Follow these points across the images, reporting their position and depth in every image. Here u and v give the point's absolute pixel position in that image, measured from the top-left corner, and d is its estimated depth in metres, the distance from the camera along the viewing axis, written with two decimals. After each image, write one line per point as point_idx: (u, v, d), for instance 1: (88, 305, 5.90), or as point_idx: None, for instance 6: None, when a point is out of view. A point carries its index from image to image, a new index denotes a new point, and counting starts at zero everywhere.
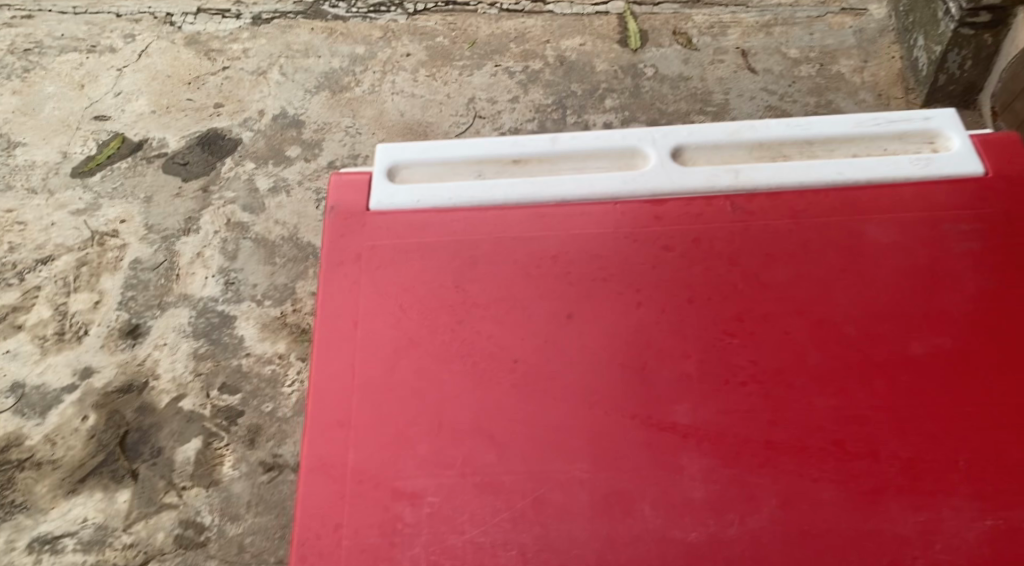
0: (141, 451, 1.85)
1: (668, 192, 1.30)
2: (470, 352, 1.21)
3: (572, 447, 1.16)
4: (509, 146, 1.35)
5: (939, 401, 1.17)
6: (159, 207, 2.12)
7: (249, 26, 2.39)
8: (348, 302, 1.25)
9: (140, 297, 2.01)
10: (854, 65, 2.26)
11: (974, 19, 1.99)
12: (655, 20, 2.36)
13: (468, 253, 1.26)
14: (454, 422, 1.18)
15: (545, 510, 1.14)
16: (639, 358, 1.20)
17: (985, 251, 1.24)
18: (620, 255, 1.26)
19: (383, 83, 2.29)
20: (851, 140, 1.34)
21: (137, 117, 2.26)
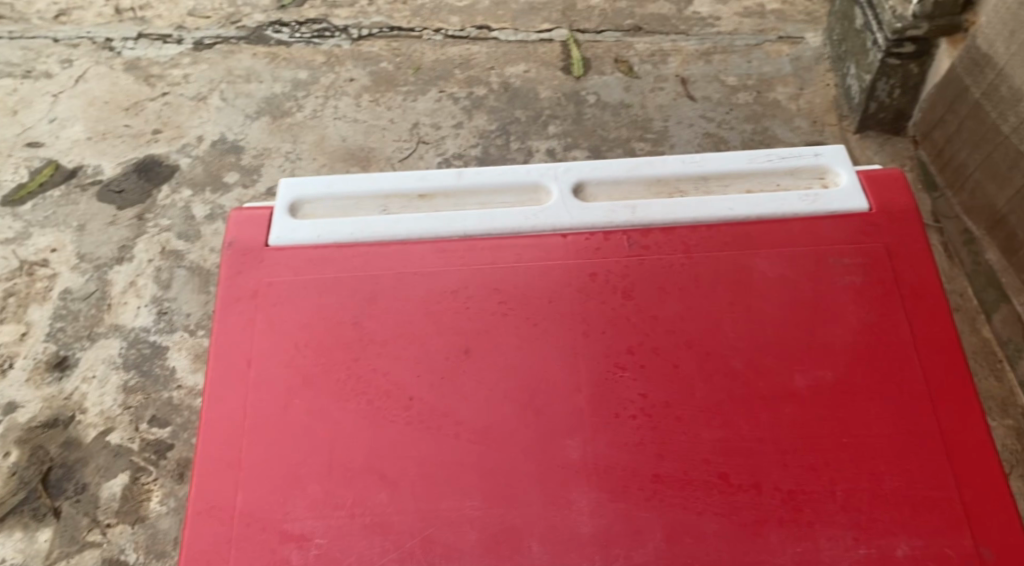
0: (64, 488, 1.79)
1: (566, 227, 1.31)
2: (362, 390, 1.20)
3: (463, 484, 1.15)
4: (415, 181, 1.36)
5: (821, 432, 1.17)
6: (91, 236, 2.07)
7: (190, 51, 2.37)
8: (243, 340, 1.23)
9: (70, 328, 1.95)
10: (790, 92, 2.28)
11: (899, 50, 2.01)
12: (598, 48, 2.38)
13: (365, 289, 1.26)
14: (344, 461, 1.16)
15: (433, 550, 1.12)
16: (533, 393, 1.19)
17: (868, 285, 1.26)
18: (519, 289, 1.26)
19: (325, 108, 2.27)
20: (745, 175, 1.37)
21: (72, 143, 2.21)
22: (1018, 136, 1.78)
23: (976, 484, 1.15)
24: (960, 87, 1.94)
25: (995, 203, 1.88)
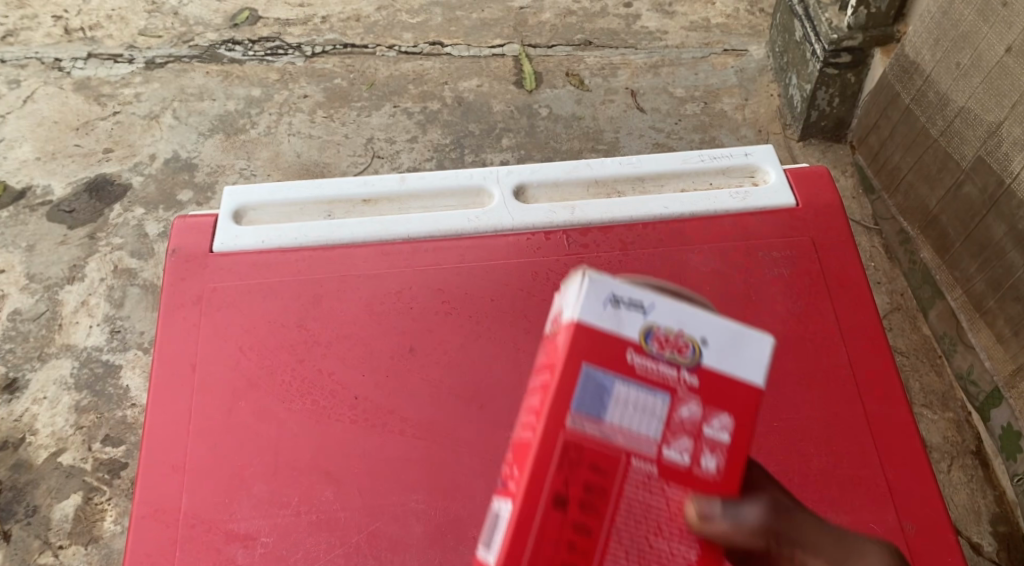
0: (14, 511, 1.77)
1: (507, 227, 1.35)
2: (307, 390, 1.21)
3: (409, 479, 1.17)
4: (359, 186, 1.39)
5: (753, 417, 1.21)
6: (41, 256, 2.06)
7: (142, 70, 2.37)
8: (189, 346, 1.25)
9: (20, 349, 1.94)
10: (736, 102, 2.35)
11: (837, 60, 2.08)
12: (550, 62, 2.42)
13: (311, 292, 1.29)
14: (290, 460, 1.17)
15: (379, 543, 1.13)
16: (477, 389, 1.22)
17: (796, 276, 1.31)
18: (461, 289, 1.29)
19: (280, 124, 2.29)
20: (679, 176, 1.43)
21: (20, 163, 2.20)
22: (946, 138, 1.84)
23: (899, 462, 1.20)
24: (891, 94, 2.02)
25: (927, 203, 1.92)
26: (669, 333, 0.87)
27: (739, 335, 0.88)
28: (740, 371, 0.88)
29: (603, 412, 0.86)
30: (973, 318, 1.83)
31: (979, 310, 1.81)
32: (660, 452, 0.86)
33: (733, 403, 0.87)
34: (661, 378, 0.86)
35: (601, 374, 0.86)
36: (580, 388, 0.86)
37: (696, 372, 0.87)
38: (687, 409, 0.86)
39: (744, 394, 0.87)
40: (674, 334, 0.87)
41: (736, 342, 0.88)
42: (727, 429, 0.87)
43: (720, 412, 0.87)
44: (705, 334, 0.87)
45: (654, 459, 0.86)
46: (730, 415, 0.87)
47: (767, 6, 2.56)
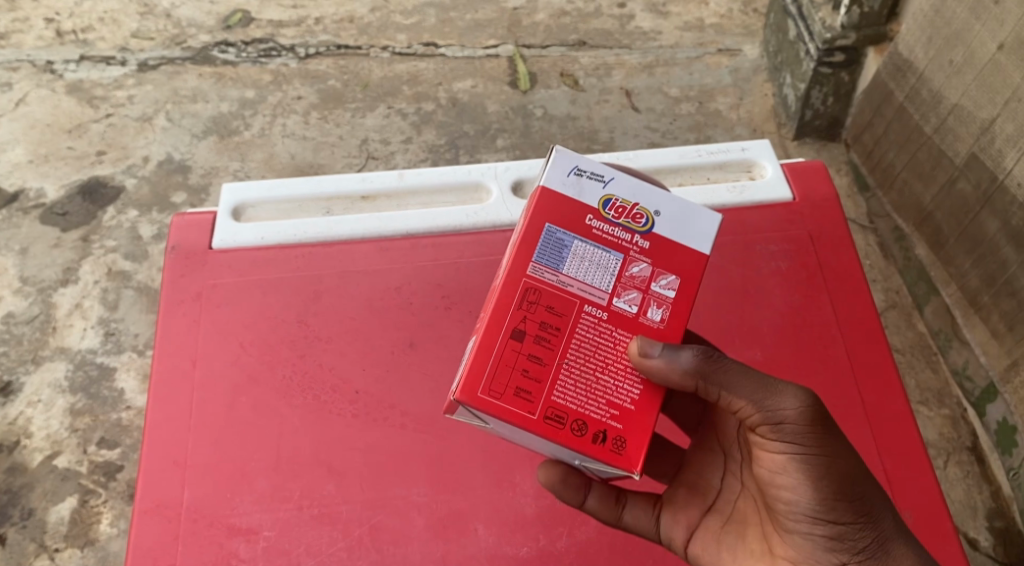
0: (9, 515, 1.75)
1: (506, 224, 1.35)
2: (308, 385, 1.21)
3: (410, 473, 1.16)
4: (357, 183, 1.39)
5: None
6: (35, 258, 2.05)
7: (134, 72, 2.36)
8: (188, 341, 1.24)
9: (13, 352, 1.93)
10: (730, 102, 2.35)
11: (830, 58, 2.09)
12: (544, 63, 2.42)
13: (310, 288, 1.29)
14: (292, 454, 1.17)
15: (381, 537, 1.13)
16: None
17: (793, 269, 1.32)
18: (461, 285, 1.29)
19: (274, 126, 2.28)
20: (678, 170, 1.43)
21: (12, 166, 2.19)
22: (939, 135, 1.85)
23: (896, 452, 1.21)
24: (885, 91, 2.02)
25: (921, 200, 1.93)
26: (627, 206, 1.07)
27: (688, 208, 1.08)
28: (686, 239, 1.08)
29: (564, 263, 1.06)
30: (967, 314, 1.83)
31: (974, 306, 1.81)
32: (610, 298, 1.05)
33: (675, 266, 1.07)
34: (615, 240, 1.07)
35: (564, 233, 1.07)
36: (546, 244, 1.06)
37: (647, 239, 1.07)
38: (637, 266, 1.07)
39: (686, 261, 1.07)
40: (630, 207, 1.08)
41: (685, 215, 1.08)
42: (671, 288, 1.07)
43: (664, 271, 1.07)
44: (658, 208, 1.08)
45: (604, 304, 1.05)
46: (675, 276, 1.07)
47: (761, 5, 2.56)
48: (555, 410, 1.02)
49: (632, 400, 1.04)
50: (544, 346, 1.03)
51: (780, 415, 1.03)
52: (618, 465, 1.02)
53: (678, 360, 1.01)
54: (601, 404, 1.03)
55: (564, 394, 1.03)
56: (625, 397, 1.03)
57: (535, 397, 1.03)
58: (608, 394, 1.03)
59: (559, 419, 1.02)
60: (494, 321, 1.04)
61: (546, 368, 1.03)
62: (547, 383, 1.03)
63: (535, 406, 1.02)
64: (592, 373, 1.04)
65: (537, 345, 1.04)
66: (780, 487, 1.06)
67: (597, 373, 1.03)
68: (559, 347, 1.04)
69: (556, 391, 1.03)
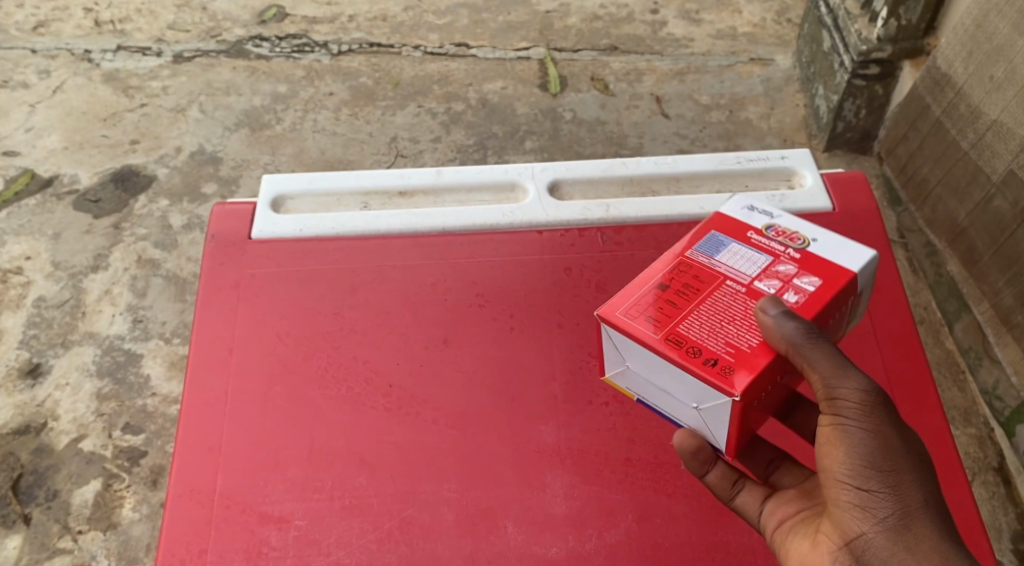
0: (35, 495, 1.78)
1: (542, 224, 1.36)
2: (342, 377, 1.23)
3: (441, 467, 1.17)
4: (395, 179, 1.41)
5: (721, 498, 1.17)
6: (67, 244, 2.07)
7: (169, 63, 2.40)
8: (225, 329, 1.26)
9: (43, 335, 1.96)
10: (761, 111, 2.34)
11: (865, 71, 2.09)
12: (575, 66, 2.43)
13: (347, 281, 1.30)
14: (324, 445, 1.18)
15: (411, 530, 1.14)
16: (508, 382, 1.23)
17: None
18: (497, 283, 1.30)
19: (305, 121, 2.30)
20: (716, 177, 1.44)
21: (48, 153, 2.22)
22: (976, 151, 1.84)
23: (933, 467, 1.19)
24: (921, 105, 2.01)
25: (956, 216, 1.92)
26: (784, 229, 1.15)
27: (844, 242, 1.13)
28: (831, 259, 1.11)
29: (719, 253, 1.13)
30: (999, 333, 1.82)
31: (1007, 324, 1.80)
32: (757, 278, 1.09)
33: (824, 273, 1.09)
34: (768, 249, 1.13)
35: (724, 236, 1.15)
36: (706, 239, 1.15)
37: (799, 251, 1.12)
38: (784, 266, 1.10)
39: (837, 271, 1.09)
40: (790, 231, 1.14)
41: (840, 244, 1.13)
42: (810, 285, 1.08)
43: (810, 272, 1.10)
44: (813, 235, 1.14)
45: (748, 281, 1.09)
46: (817, 278, 1.09)
47: (795, 16, 2.55)
48: (679, 337, 1.03)
49: (750, 343, 1.02)
50: (682, 298, 1.07)
51: (838, 393, 1.00)
52: (719, 388, 1.00)
53: (781, 326, 1.00)
54: (724, 339, 1.03)
55: (694, 329, 1.04)
56: (747, 339, 1.03)
57: (661, 323, 1.05)
58: (730, 332, 1.03)
59: (681, 343, 1.03)
60: (650, 275, 1.11)
61: (681, 308, 1.06)
62: (676, 318, 1.05)
63: (661, 327, 1.05)
64: (719, 319, 1.05)
65: (670, 295, 1.08)
66: (835, 460, 0.99)
67: (727, 320, 1.05)
68: (693, 302, 1.07)
69: (687, 325, 1.05)
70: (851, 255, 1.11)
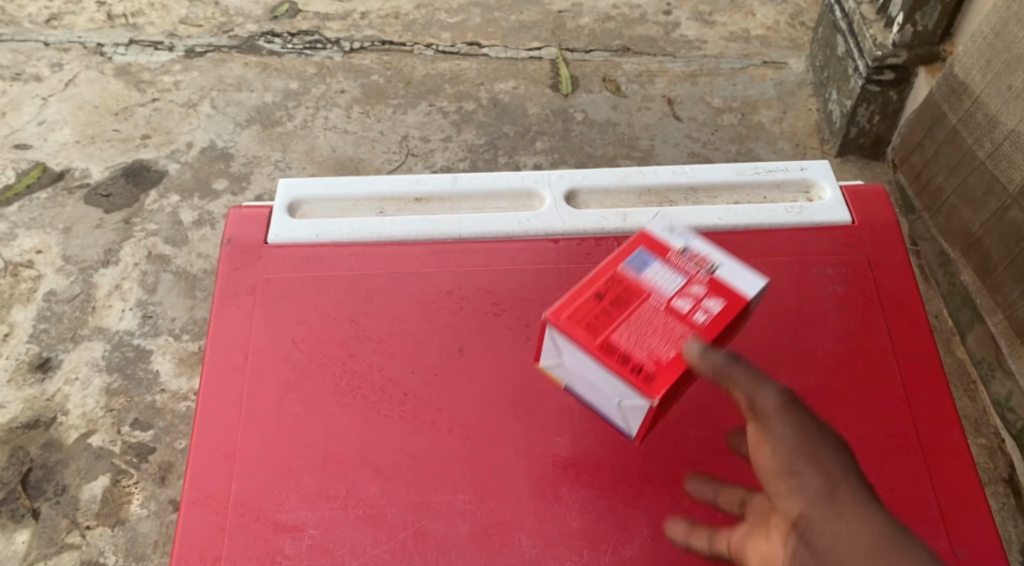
0: (43, 490, 1.78)
1: (560, 232, 1.36)
2: (357, 385, 1.22)
3: (456, 478, 1.17)
4: (411, 185, 1.41)
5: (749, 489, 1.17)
6: (78, 238, 2.08)
7: (181, 59, 2.40)
8: (240, 334, 1.26)
9: (53, 329, 1.96)
10: (774, 115, 2.33)
11: (880, 77, 2.07)
12: (586, 67, 2.42)
13: (363, 287, 1.30)
14: (339, 453, 1.18)
15: (425, 542, 1.14)
16: (524, 392, 1.23)
17: (851, 294, 1.31)
18: (513, 292, 1.30)
19: (316, 118, 2.30)
20: (734, 187, 1.42)
21: (60, 146, 2.22)
22: (993, 160, 1.83)
23: (952, 488, 1.19)
24: (938, 113, 2.00)
25: (971, 226, 1.90)
26: (695, 252, 1.18)
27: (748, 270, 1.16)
28: (736, 284, 1.14)
29: (645, 269, 1.16)
30: (1013, 344, 1.82)
31: (1021, 336, 1.80)
32: (674, 296, 1.13)
33: (731, 298, 1.13)
34: (682, 268, 1.16)
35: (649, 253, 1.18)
36: (634, 255, 1.18)
37: (711, 275, 1.15)
38: (698, 287, 1.14)
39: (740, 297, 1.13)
40: (701, 254, 1.17)
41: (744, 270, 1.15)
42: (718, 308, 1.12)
43: (718, 295, 1.13)
44: (723, 259, 1.16)
45: (667, 298, 1.13)
46: (721, 300, 1.12)
47: (808, 19, 2.54)
48: (611, 344, 1.10)
49: (668, 353, 1.09)
50: (614, 307, 1.13)
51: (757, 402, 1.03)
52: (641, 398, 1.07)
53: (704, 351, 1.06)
54: (647, 348, 1.09)
55: (624, 337, 1.10)
56: (666, 349, 1.09)
57: (596, 331, 1.11)
58: (655, 341, 1.09)
59: (613, 351, 1.09)
60: (589, 284, 1.15)
61: (612, 317, 1.12)
62: (609, 327, 1.11)
63: (596, 334, 1.10)
64: (644, 331, 1.11)
65: (603, 304, 1.13)
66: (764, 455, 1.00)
67: (649, 330, 1.10)
68: (622, 312, 1.12)
69: (619, 332, 1.10)
70: (755, 281, 1.14)
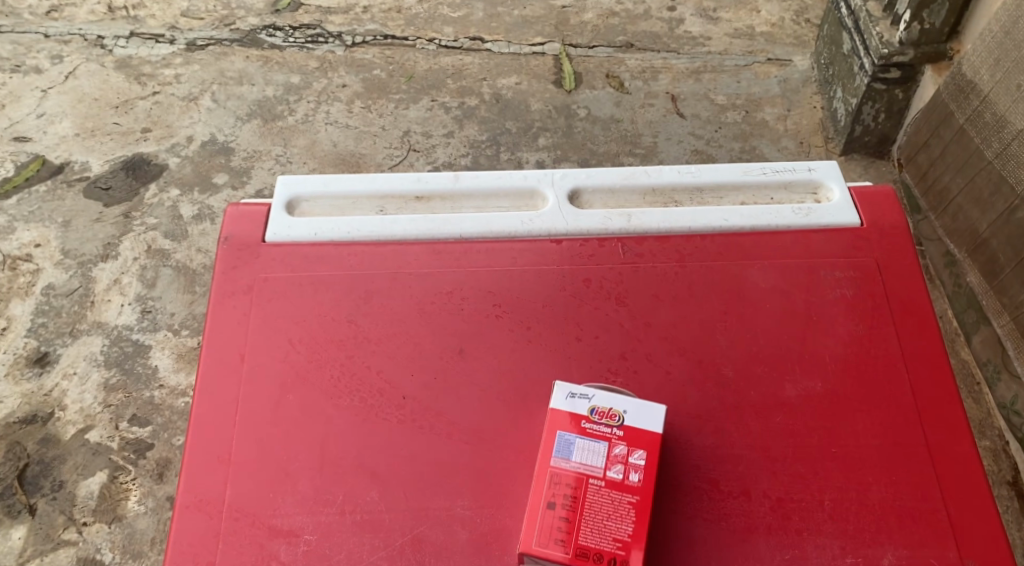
0: (40, 485, 1.77)
1: (563, 233, 1.34)
2: (356, 387, 1.21)
3: (455, 483, 1.16)
4: (411, 182, 1.38)
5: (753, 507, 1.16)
6: (77, 232, 2.06)
7: (182, 51, 2.37)
8: (237, 335, 1.25)
9: (51, 324, 1.94)
10: (778, 113, 2.31)
11: (886, 75, 2.05)
12: (590, 63, 2.40)
13: (362, 287, 1.28)
14: (337, 458, 1.17)
15: (422, 548, 1.13)
16: (525, 396, 1.21)
17: (859, 298, 1.29)
18: (514, 293, 1.28)
19: (317, 112, 2.28)
20: (740, 188, 1.40)
21: (59, 139, 2.20)
22: (1001, 161, 1.80)
23: (962, 497, 1.17)
24: (945, 112, 1.97)
25: (977, 227, 1.88)
26: (603, 407, 1.16)
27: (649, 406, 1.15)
28: (648, 427, 1.14)
29: (572, 454, 1.14)
30: (1020, 347, 1.80)
31: None
32: (606, 467, 1.13)
33: (649, 443, 1.14)
34: (601, 433, 1.14)
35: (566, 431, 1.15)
36: (553, 440, 1.15)
37: (622, 428, 1.14)
38: (619, 448, 1.13)
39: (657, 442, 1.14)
40: (608, 408, 1.16)
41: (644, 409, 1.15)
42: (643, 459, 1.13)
43: (638, 450, 1.13)
44: (625, 406, 1.15)
45: (603, 473, 1.12)
46: (643, 451, 1.13)
47: (814, 16, 2.52)
48: (583, 548, 1.09)
49: (631, 532, 1.10)
50: (566, 508, 1.11)
51: None
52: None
53: None
54: (610, 534, 1.10)
55: (590, 537, 1.10)
56: (626, 528, 1.10)
57: (567, 540, 1.10)
58: (614, 525, 1.10)
59: (587, 555, 1.09)
60: (535, 495, 1.12)
61: (569, 521, 1.11)
62: (575, 531, 1.10)
63: (567, 545, 1.10)
64: (603, 519, 1.11)
65: (557, 509, 1.11)
66: None
67: (609, 518, 1.10)
68: (575, 511, 1.11)
69: (583, 533, 1.10)
70: (659, 415, 1.15)
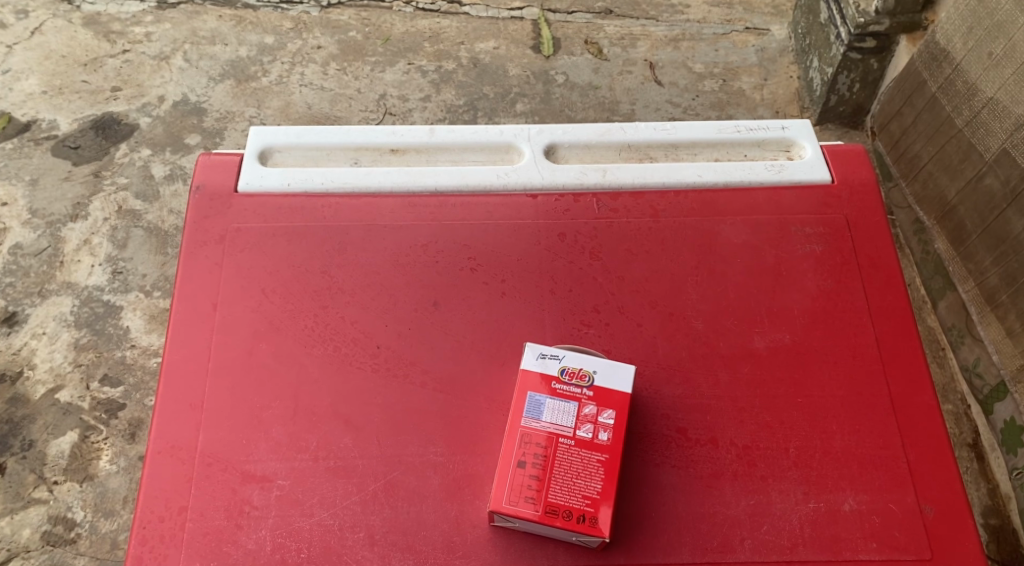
0: (10, 445, 1.75)
1: (539, 187, 1.34)
2: (329, 337, 1.21)
3: (428, 429, 1.17)
4: (386, 136, 1.38)
5: (717, 457, 1.18)
6: (45, 191, 2.03)
7: (153, 9, 2.32)
8: (209, 284, 1.25)
9: (19, 284, 1.92)
10: (754, 82, 2.31)
11: (862, 44, 2.06)
12: (568, 29, 2.39)
13: (336, 239, 1.28)
14: (309, 406, 1.18)
15: (396, 493, 1.14)
16: (498, 346, 1.22)
17: (828, 254, 1.31)
18: (488, 246, 1.29)
19: (292, 74, 2.25)
20: (715, 145, 1.41)
21: (26, 96, 2.16)
22: (971, 129, 1.82)
23: (922, 445, 1.20)
24: (917, 80, 1.99)
25: (946, 194, 1.90)
26: (572, 368, 1.16)
27: (616, 366, 1.16)
28: (616, 388, 1.15)
29: (542, 414, 1.14)
30: (983, 311, 1.83)
31: (991, 303, 1.80)
32: (576, 427, 1.13)
33: (618, 402, 1.14)
34: (571, 393, 1.15)
35: (536, 392, 1.15)
36: (522, 399, 1.15)
37: (589, 389, 1.15)
38: (587, 408, 1.14)
39: (625, 401, 1.14)
40: (577, 368, 1.16)
41: (610, 369, 1.16)
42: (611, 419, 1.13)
43: (607, 409, 1.14)
44: (593, 367, 1.16)
45: (572, 432, 1.13)
46: (612, 410, 1.14)
47: None
48: (552, 506, 1.09)
49: (599, 490, 1.10)
50: (536, 467, 1.11)
51: None
52: (597, 531, 1.09)
53: None
54: (579, 492, 1.10)
55: (560, 494, 1.10)
56: (595, 486, 1.11)
57: (537, 499, 1.10)
58: (584, 483, 1.11)
59: (556, 512, 1.09)
60: (506, 454, 1.12)
61: (539, 480, 1.11)
62: (544, 488, 1.10)
63: (536, 503, 1.10)
64: (571, 476, 1.11)
65: (527, 469, 1.11)
66: None
67: (578, 476, 1.11)
68: (546, 470, 1.11)
69: (553, 490, 1.10)
70: (628, 374, 1.16)
